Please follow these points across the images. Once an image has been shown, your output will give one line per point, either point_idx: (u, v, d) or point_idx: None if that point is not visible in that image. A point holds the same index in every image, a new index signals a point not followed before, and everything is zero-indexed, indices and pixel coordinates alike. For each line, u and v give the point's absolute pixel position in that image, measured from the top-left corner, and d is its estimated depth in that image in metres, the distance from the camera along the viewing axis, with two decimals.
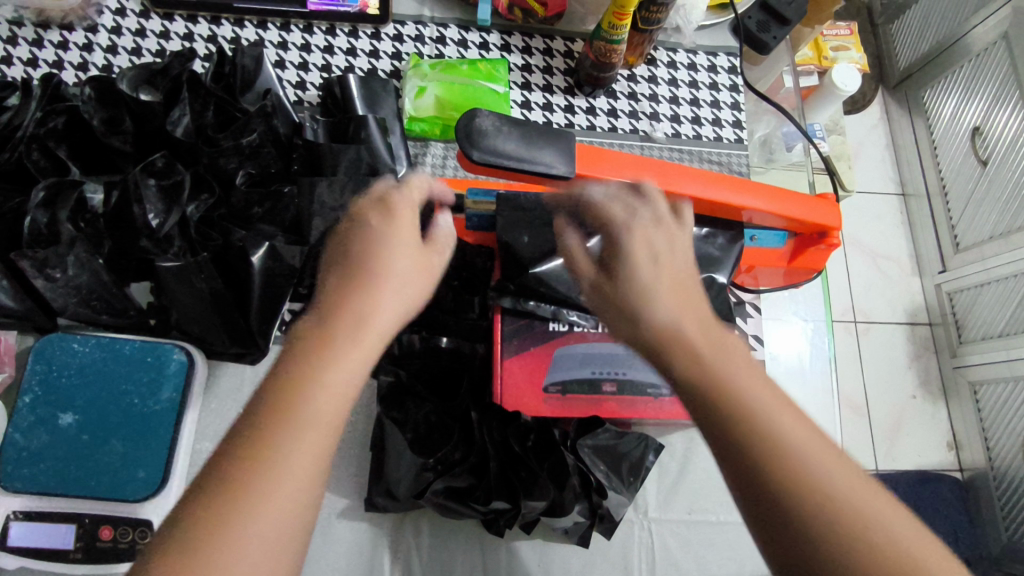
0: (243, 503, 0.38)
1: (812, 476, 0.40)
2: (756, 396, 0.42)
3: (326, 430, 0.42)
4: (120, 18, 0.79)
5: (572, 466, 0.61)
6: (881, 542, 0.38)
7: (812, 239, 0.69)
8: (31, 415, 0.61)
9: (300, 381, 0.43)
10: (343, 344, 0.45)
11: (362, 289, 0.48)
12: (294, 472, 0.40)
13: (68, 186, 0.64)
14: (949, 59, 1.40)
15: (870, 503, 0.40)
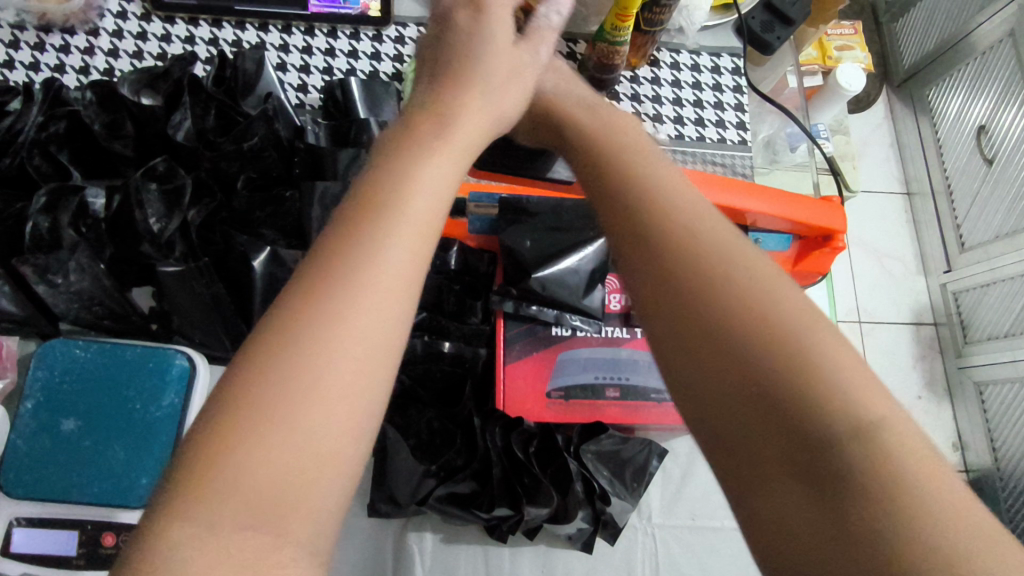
0: (285, 372, 0.31)
1: (759, 341, 0.33)
2: (733, 271, 0.36)
3: (379, 288, 0.34)
4: (121, 21, 0.78)
5: (575, 472, 0.62)
6: (886, 462, 0.30)
7: (816, 244, 0.69)
8: (33, 421, 0.61)
9: (339, 241, 0.35)
10: (390, 198, 0.36)
11: (408, 152, 0.40)
12: (344, 338, 0.32)
13: (69, 191, 0.63)
14: (954, 57, 1.39)
15: (845, 376, 0.32)
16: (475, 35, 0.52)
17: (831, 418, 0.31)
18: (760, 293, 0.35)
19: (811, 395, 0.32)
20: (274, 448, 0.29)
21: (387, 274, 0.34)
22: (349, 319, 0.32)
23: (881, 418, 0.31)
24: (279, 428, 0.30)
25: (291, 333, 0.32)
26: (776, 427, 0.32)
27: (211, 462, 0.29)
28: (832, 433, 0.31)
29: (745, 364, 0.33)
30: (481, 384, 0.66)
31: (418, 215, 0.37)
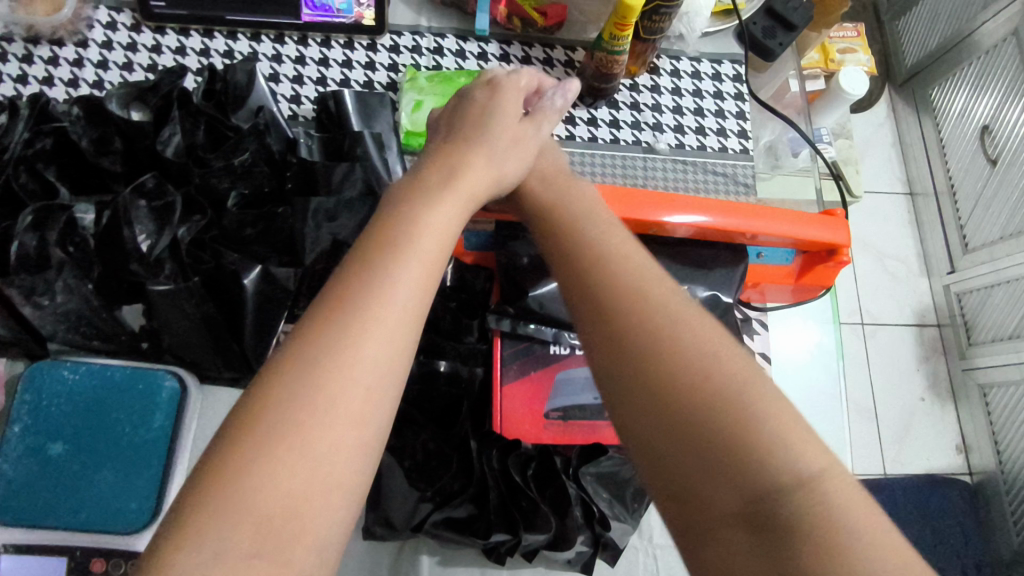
0: (289, 401, 0.34)
1: (709, 393, 0.37)
2: (683, 323, 0.40)
3: (382, 328, 0.37)
4: (111, 32, 0.77)
5: (573, 495, 0.60)
6: (812, 486, 0.33)
7: (821, 257, 0.67)
8: (20, 445, 0.60)
9: (344, 285, 0.38)
10: (393, 246, 0.40)
11: (408, 203, 0.45)
12: (336, 374, 0.35)
13: (57, 209, 0.62)
14: (958, 56, 1.37)
15: (786, 428, 0.35)
16: (489, 109, 0.58)
17: (772, 463, 0.34)
18: (712, 345, 0.39)
19: (748, 430, 0.35)
20: (285, 473, 0.32)
21: (391, 319, 0.38)
22: (355, 358, 0.36)
23: (822, 468, 0.34)
24: (289, 459, 0.33)
25: (297, 370, 0.35)
26: (726, 473, 0.35)
27: (212, 484, 0.32)
28: (774, 479, 0.34)
29: (690, 404, 0.36)
30: (478, 404, 0.65)
31: (418, 262, 0.40)
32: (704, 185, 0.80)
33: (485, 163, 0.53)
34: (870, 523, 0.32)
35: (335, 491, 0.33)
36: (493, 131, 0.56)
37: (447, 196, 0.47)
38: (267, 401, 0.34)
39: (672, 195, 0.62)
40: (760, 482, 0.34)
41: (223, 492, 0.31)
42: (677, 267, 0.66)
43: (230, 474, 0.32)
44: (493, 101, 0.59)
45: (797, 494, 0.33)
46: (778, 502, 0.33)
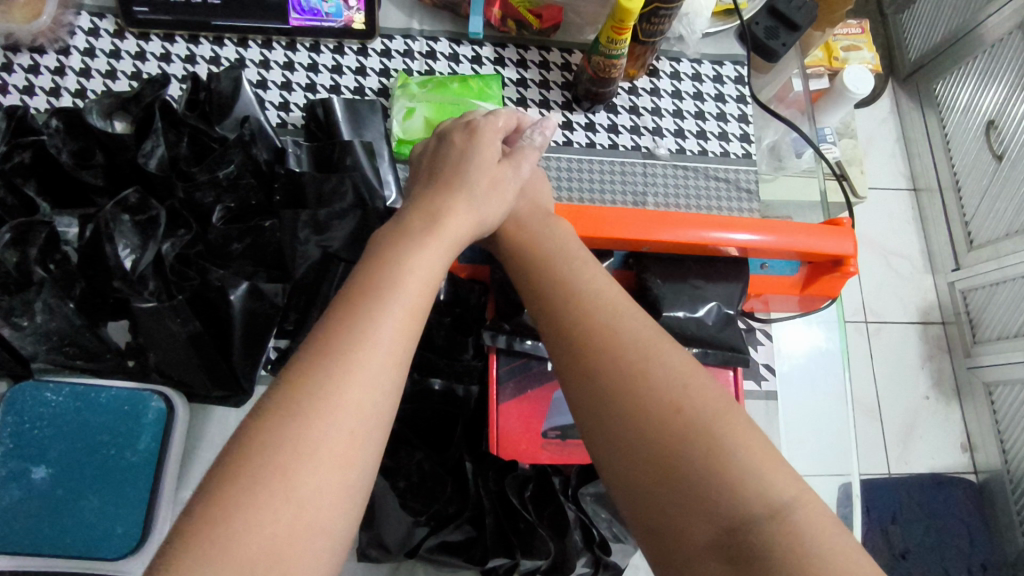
0: (278, 446, 0.35)
1: (677, 435, 0.41)
2: (659, 367, 0.44)
3: (368, 374, 0.39)
4: (94, 39, 0.75)
5: (573, 518, 0.59)
6: (781, 516, 0.37)
7: (825, 267, 0.65)
8: (1, 470, 0.58)
9: (329, 332, 0.40)
10: (377, 294, 0.43)
11: (398, 248, 0.47)
12: (333, 414, 0.37)
13: (39, 224, 0.60)
14: (963, 49, 1.34)
15: (752, 461, 0.39)
16: (467, 152, 0.58)
17: (743, 495, 0.38)
18: (677, 389, 0.43)
19: (719, 469, 0.39)
20: (272, 516, 0.34)
21: (375, 364, 0.40)
22: (342, 404, 0.38)
23: (791, 499, 0.38)
24: (277, 502, 0.34)
25: (284, 415, 0.37)
26: (700, 508, 0.38)
27: (212, 521, 0.33)
28: (747, 510, 0.37)
29: (667, 444, 0.40)
30: (474, 422, 0.63)
31: (401, 308, 0.43)
32: (706, 192, 0.77)
33: (467, 204, 0.54)
34: (840, 540, 0.37)
35: (320, 534, 0.35)
36: (471, 169, 0.57)
37: (429, 241, 0.49)
38: (255, 445, 0.35)
39: (663, 212, 0.62)
40: (733, 513, 0.38)
41: (210, 537, 0.32)
42: (678, 278, 0.64)
43: (217, 518, 0.33)
44: (471, 145, 0.58)
45: (770, 523, 0.37)
46: (751, 532, 0.37)
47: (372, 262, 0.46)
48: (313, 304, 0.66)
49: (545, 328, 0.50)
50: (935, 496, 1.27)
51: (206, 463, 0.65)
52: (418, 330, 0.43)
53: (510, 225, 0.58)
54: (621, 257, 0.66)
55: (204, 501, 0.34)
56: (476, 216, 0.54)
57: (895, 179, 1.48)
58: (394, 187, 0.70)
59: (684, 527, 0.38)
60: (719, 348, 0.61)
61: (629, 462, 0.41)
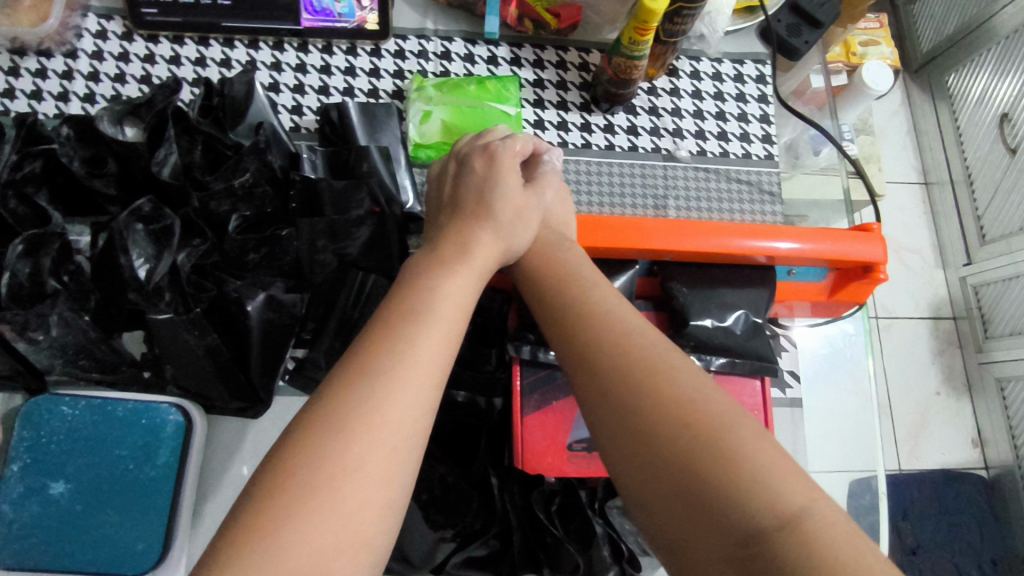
0: (322, 462, 0.36)
1: (685, 443, 0.38)
2: (673, 374, 0.42)
3: (409, 394, 0.40)
4: (101, 42, 0.73)
5: (601, 532, 0.57)
6: (795, 524, 0.34)
7: (853, 275, 0.64)
8: (19, 485, 0.58)
9: (369, 352, 0.41)
10: (414, 315, 0.43)
11: (429, 270, 0.48)
12: (370, 431, 0.37)
13: (51, 236, 0.59)
14: (976, 41, 1.30)
15: (766, 466, 0.37)
16: (492, 178, 0.56)
17: (751, 504, 0.35)
18: (687, 396, 0.40)
19: (731, 475, 0.36)
20: (316, 530, 0.34)
21: (415, 385, 0.40)
22: (381, 420, 0.38)
23: (805, 507, 0.35)
24: (323, 515, 0.34)
25: (328, 430, 0.37)
26: (707, 519, 0.35)
27: (256, 535, 0.33)
28: (756, 521, 0.34)
29: (680, 450, 0.38)
30: (497, 434, 0.62)
31: (439, 330, 0.43)
32: (728, 195, 0.76)
33: (498, 226, 0.53)
34: (861, 552, 0.33)
35: (360, 549, 0.35)
36: (495, 186, 0.55)
37: (463, 262, 0.49)
38: (300, 459, 0.36)
39: (685, 222, 0.61)
40: (743, 522, 0.34)
41: (259, 549, 0.33)
42: (704, 285, 0.62)
43: (265, 532, 0.33)
44: (495, 172, 0.56)
45: (780, 535, 0.34)
46: (762, 540, 0.33)
47: (404, 286, 0.46)
48: (329, 314, 0.64)
49: (555, 338, 0.48)
50: (946, 492, 1.26)
51: (223, 475, 0.65)
52: (454, 349, 0.44)
53: (539, 233, 0.56)
54: (645, 265, 0.64)
55: (251, 513, 0.34)
56: (498, 232, 0.52)
57: (906, 171, 1.46)
58: (412, 192, 0.69)
59: (695, 536, 0.36)
60: (747, 358, 0.60)
61: (641, 471, 0.39)
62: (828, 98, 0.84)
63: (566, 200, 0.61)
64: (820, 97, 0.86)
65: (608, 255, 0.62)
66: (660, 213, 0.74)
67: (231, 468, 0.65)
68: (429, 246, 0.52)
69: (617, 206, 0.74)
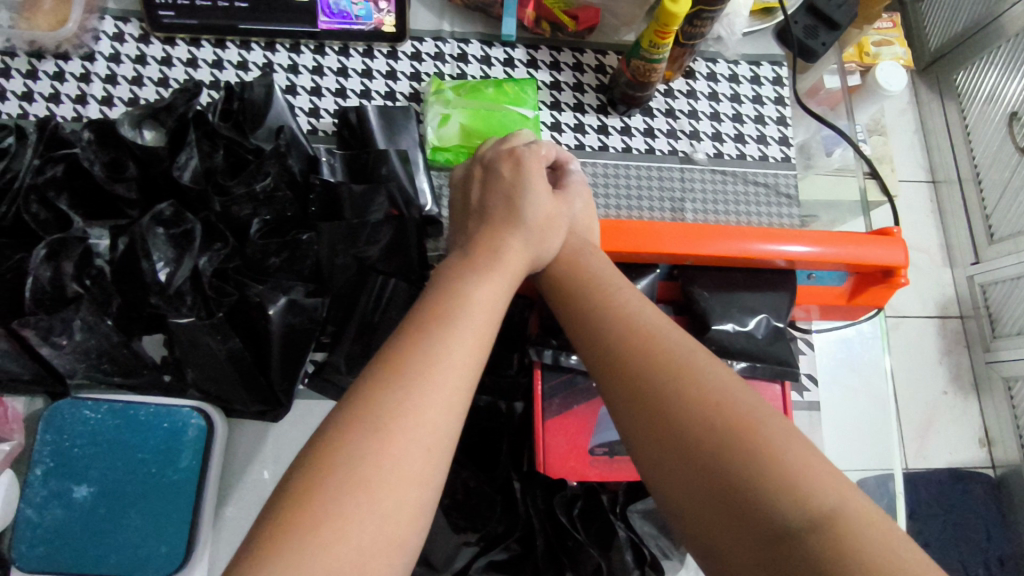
0: (359, 461, 0.36)
1: (712, 442, 0.38)
2: (704, 371, 0.41)
3: (443, 396, 0.40)
4: (118, 44, 0.73)
5: (624, 535, 0.57)
6: (832, 522, 0.33)
7: (874, 278, 0.64)
8: (44, 489, 0.58)
9: (402, 355, 0.41)
10: (446, 318, 0.44)
11: (458, 275, 0.48)
12: (402, 432, 0.38)
13: (74, 240, 0.59)
14: (983, 41, 1.27)
15: (800, 463, 0.36)
16: (520, 185, 0.56)
17: (780, 504, 0.34)
18: (712, 394, 0.40)
19: (765, 472, 0.36)
20: (355, 528, 0.34)
21: (447, 387, 0.40)
22: (415, 421, 0.38)
23: (842, 505, 0.34)
24: (358, 514, 0.35)
25: (361, 431, 0.37)
26: (737, 520, 0.35)
27: (291, 534, 0.33)
28: (786, 522, 0.34)
29: (713, 447, 0.38)
30: (519, 438, 0.62)
31: (472, 334, 0.44)
32: (745, 198, 0.76)
33: (527, 233, 0.53)
34: (896, 550, 0.32)
35: (396, 547, 0.35)
36: (520, 192, 0.55)
37: (494, 268, 0.49)
38: (338, 458, 0.36)
39: (706, 225, 0.61)
40: (777, 521, 0.34)
41: (299, 546, 0.33)
42: (725, 289, 0.63)
43: (300, 532, 0.33)
44: (522, 178, 0.56)
45: (810, 535, 0.33)
46: (797, 539, 0.33)
47: (435, 291, 0.47)
48: (350, 316, 0.64)
49: (579, 341, 0.48)
50: (954, 491, 1.25)
51: (245, 478, 0.65)
52: (486, 353, 0.44)
53: (568, 241, 0.56)
54: (666, 269, 0.64)
55: (285, 509, 0.35)
56: (524, 240, 0.53)
57: (911, 171, 1.44)
58: (429, 194, 0.68)
59: (728, 535, 0.35)
60: (767, 362, 0.61)
61: (672, 470, 0.39)
62: (845, 99, 0.85)
63: (590, 204, 0.60)
64: (833, 98, 0.88)
65: (629, 260, 0.62)
66: (677, 217, 0.74)
67: (252, 471, 0.65)
68: (456, 254, 0.52)
69: (634, 210, 0.74)
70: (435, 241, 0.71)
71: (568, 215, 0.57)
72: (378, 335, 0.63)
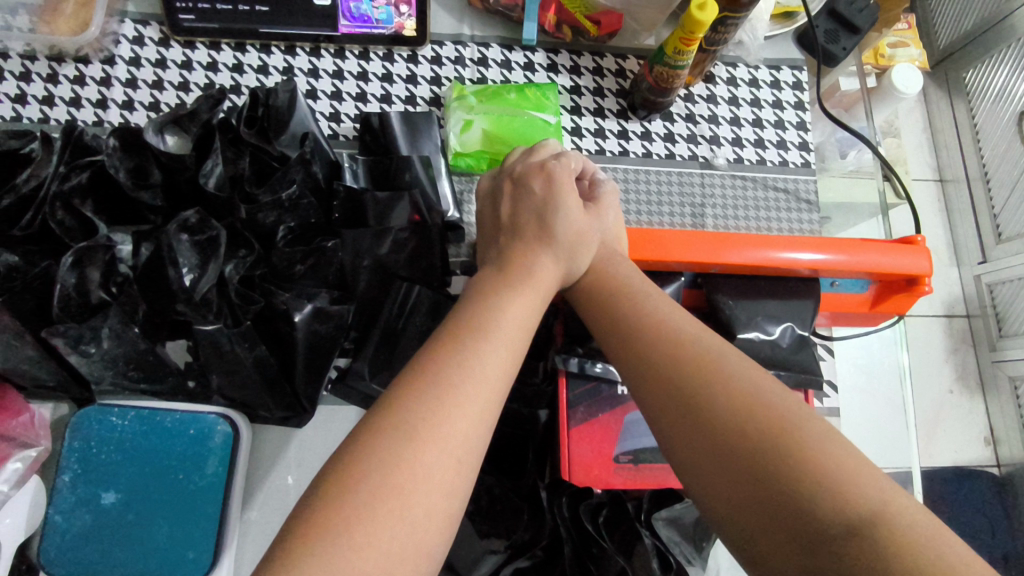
0: (393, 466, 0.36)
1: (749, 447, 0.38)
2: (741, 377, 0.41)
3: (477, 409, 0.40)
4: (139, 48, 0.73)
5: (648, 543, 0.57)
6: (877, 525, 0.33)
7: (897, 287, 0.64)
8: (72, 495, 0.58)
9: (437, 363, 0.41)
10: (480, 330, 0.44)
11: (489, 290, 0.48)
12: (437, 439, 0.37)
13: (100, 249, 0.59)
14: (998, 37, 1.23)
15: (844, 467, 0.36)
16: (552, 201, 0.56)
17: (818, 508, 0.34)
18: (748, 399, 0.40)
19: (807, 477, 0.35)
20: (387, 534, 0.34)
21: (481, 395, 0.40)
22: (450, 429, 0.38)
23: (886, 508, 0.34)
24: (391, 519, 0.34)
25: (396, 435, 0.37)
26: (777, 524, 0.35)
27: (323, 535, 0.33)
28: (825, 528, 0.34)
29: (752, 453, 0.38)
30: (544, 445, 0.63)
31: (505, 348, 0.44)
32: (765, 204, 0.76)
33: (557, 249, 0.54)
34: (939, 552, 0.32)
35: (422, 558, 0.35)
36: (549, 208, 0.56)
37: (527, 283, 0.50)
38: (371, 461, 0.36)
39: (731, 233, 0.61)
40: (821, 526, 0.34)
41: (330, 549, 0.32)
42: (750, 297, 0.63)
43: (333, 532, 0.33)
44: (555, 194, 0.57)
45: (849, 541, 0.33)
46: (843, 544, 0.33)
47: (469, 304, 0.47)
48: (373, 324, 0.64)
49: (611, 345, 0.48)
50: (958, 489, 1.23)
51: (270, 486, 0.65)
52: (516, 369, 0.44)
53: (599, 252, 0.56)
54: (690, 277, 0.64)
55: (316, 508, 0.34)
56: (552, 254, 0.53)
57: (918, 170, 1.41)
58: (450, 199, 0.68)
59: (769, 540, 0.35)
60: (791, 370, 0.61)
61: (711, 475, 0.39)
62: (862, 99, 0.85)
63: (617, 214, 0.60)
64: (850, 99, 0.88)
65: (654, 269, 0.63)
66: (698, 226, 0.74)
67: (277, 478, 0.65)
68: (488, 268, 0.53)
69: (655, 218, 0.74)
70: (457, 248, 0.72)
71: (599, 228, 0.57)
72: (402, 342, 0.63)
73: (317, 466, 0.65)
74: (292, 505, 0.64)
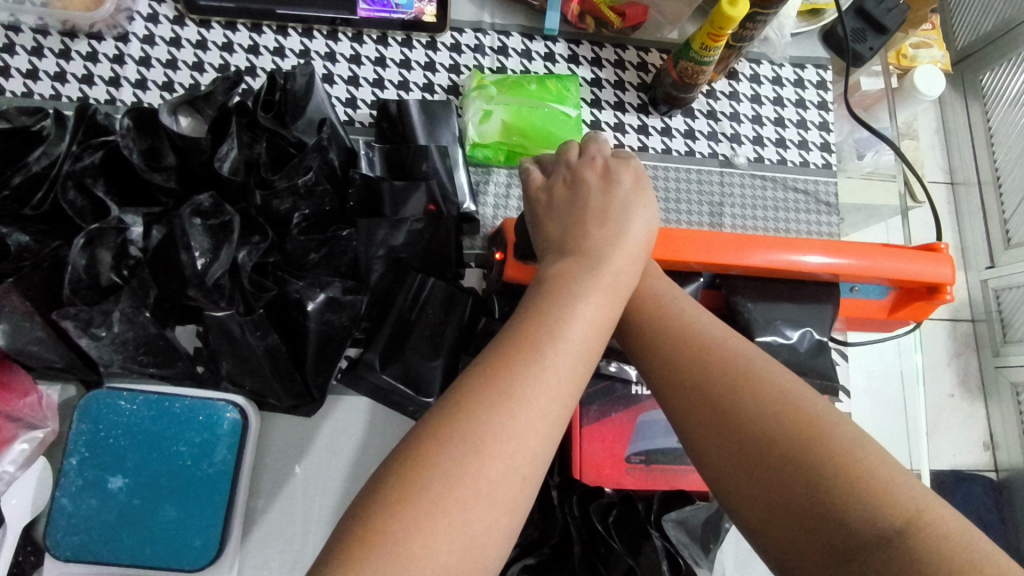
0: (456, 478, 0.35)
1: (781, 453, 0.37)
2: (772, 380, 0.41)
3: (543, 424, 0.39)
4: (152, 26, 0.71)
5: (660, 547, 0.56)
6: (906, 528, 0.33)
7: (918, 293, 0.63)
8: (79, 479, 0.57)
9: (503, 369, 0.39)
10: (554, 335, 0.42)
11: (547, 286, 0.45)
12: (494, 453, 0.37)
13: (113, 231, 0.58)
14: (1016, 39, 1.20)
15: (876, 469, 0.35)
16: (611, 195, 0.51)
17: (849, 511, 0.34)
18: (779, 405, 0.39)
19: (841, 483, 0.35)
20: (444, 545, 0.34)
21: (539, 406, 0.39)
22: (514, 441, 0.37)
23: (919, 509, 0.34)
24: (450, 531, 0.34)
25: (455, 448, 0.36)
26: (808, 529, 0.35)
27: (379, 547, 0.33)
28: (857, 533, 0.34)
29: (787, 461, 0.37)
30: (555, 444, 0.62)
31: (568, 356, 0.41)
32: (785, 207, 0.74)
33: (628, 247, 0.49)
34: (966, 560, 0.32)
35: (480, 567, 0.35)
36: (634, 205, 0.51)
37: (595, 280, 0.46)
38: (432, 470, 0.35)
39: (750, 236, 0.60)
40: (853, 531, 0.34)
41: (388, 563, 0.33)
42: (768, 299, 0.62)
43: (392, 543, 0.33)
44: (610, 188, 0.52)
45: (881, 547, 0.33)
46: (874, 550, 0.33)
47: (527, 305, 0.44)
48: (385, 316, 0.63)
49: (635, 347, 0.48)
50: (954, 493, 1.24)
51: (277, 473, 0.63)
52: (585, 379, 0.42)
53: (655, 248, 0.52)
54: (708, 278, 0.64)
55: (370, 514, 0.34)
56: (622, 247, 0.48)
57: (931, 172, 1.38)
58: (467, 190, 0.68)
59: (798, 544, 0.35)
60: (810, 375, 0.61)
61: (742, 482, 0.38)
62: (886, 99, 0.84)
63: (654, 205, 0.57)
64: (870, 100, 0.87)
65: (674, 269, 0.61)
66: (716, 226, 0.72)
67: (284, 466, 0.64)
68: (547, 261, 0.49)
69: (672, 216, 0.72)
70: (471, 241, 0.71)
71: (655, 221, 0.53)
72: (414, 334, 0.62)
73: (325, 456, 0.64)
74: (297, 495, 0.63)
